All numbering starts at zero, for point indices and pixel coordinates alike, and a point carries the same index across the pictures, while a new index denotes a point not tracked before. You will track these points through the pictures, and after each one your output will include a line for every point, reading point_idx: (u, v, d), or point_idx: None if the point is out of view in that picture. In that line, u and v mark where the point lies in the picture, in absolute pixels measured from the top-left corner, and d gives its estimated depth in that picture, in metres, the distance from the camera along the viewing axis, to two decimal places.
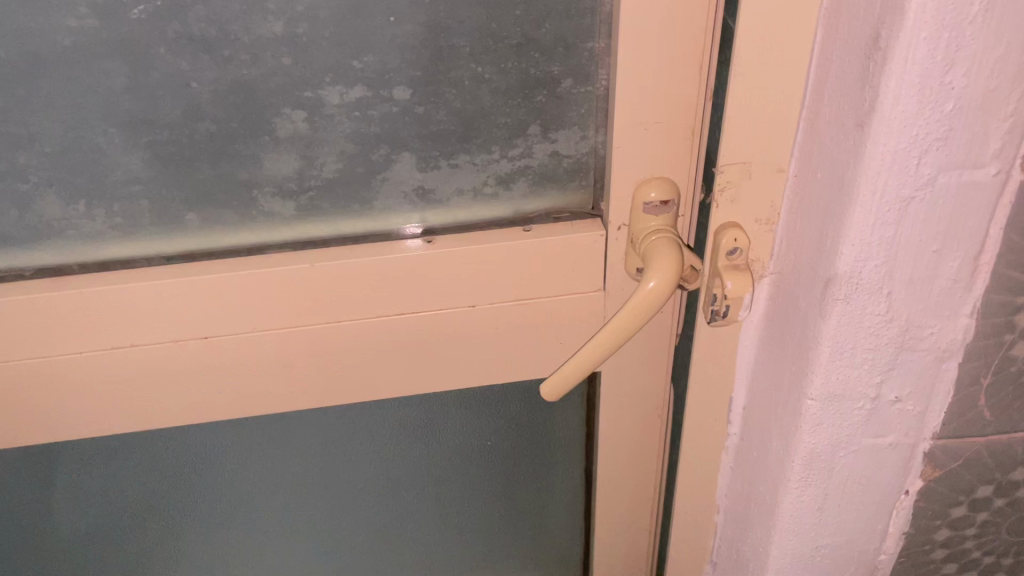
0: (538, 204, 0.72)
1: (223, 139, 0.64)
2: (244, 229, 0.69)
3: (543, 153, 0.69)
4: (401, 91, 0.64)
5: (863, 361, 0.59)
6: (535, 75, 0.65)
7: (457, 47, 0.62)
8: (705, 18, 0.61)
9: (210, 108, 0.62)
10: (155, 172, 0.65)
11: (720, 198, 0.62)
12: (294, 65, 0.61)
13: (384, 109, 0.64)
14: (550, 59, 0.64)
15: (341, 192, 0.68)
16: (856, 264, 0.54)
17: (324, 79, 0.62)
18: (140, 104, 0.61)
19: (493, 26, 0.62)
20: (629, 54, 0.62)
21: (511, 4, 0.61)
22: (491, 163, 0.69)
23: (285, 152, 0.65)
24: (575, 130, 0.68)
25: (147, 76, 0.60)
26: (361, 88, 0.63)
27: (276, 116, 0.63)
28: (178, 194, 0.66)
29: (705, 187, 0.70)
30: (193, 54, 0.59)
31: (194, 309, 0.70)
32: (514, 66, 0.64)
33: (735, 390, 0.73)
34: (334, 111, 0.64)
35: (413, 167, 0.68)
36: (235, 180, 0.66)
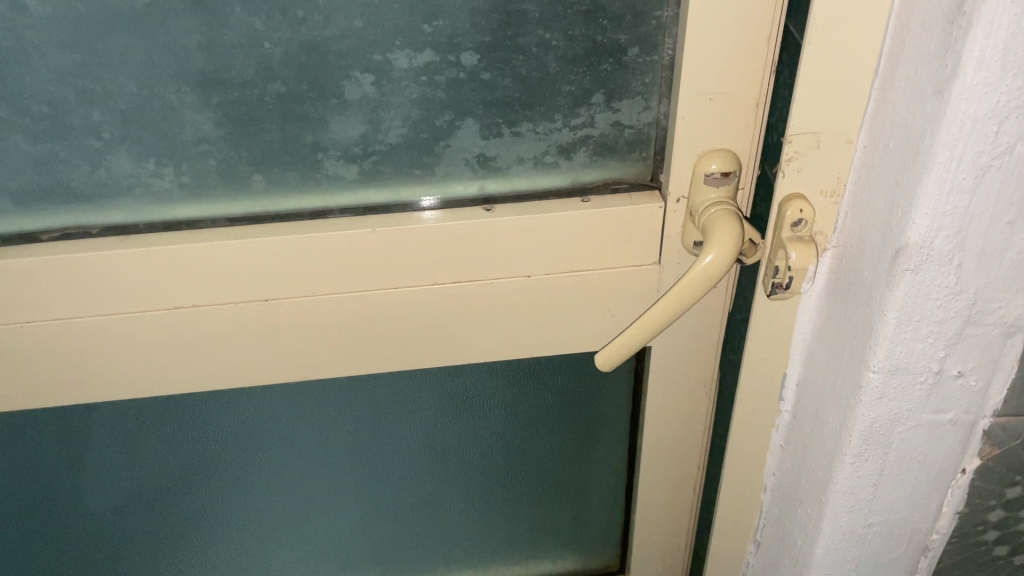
0: (596, 174, 0.73)
1: (291, 101, 0.65)
2: (308, 193, 0.70)
3: (605, 123, 0.69)
4: (468, 56, 0.64)
5: (928, 334, 0.59)
6: (602, 42, 0.65)
7: (525, 13, 0.63)
8: None
9: (281, 68, 0.63)
10: (224, 132, 0.65)
11: (787, 168, 0.62)
12: (365, 27, 0.62)
13: (451, 75, 0.65)
14: (618, 27, 0.64)
15: (404, 157, 0.69)
16: (927, 234, 0.54)
17: (393, 42, 0.63)
18: (213, 63, 0.62)
19: None
20: (699, 23, 0.62)
21: None
22: (554, 132, 0.69)
23: (351, 116, 0.66)
24: (638, 100, 0.68)
25: (222, 35, 0.61)
26: (428, 53, 0.63)
27: (345, 79, 0.64)
28: (245, 155, 0.67)
29: (766, 161, 0.70)
30: (267, 14, 0.60)
31: (255, 271, 0.71)
32: (581, 33, 0.64)
33: (789, 366, 0.73)
34: (402, 76, 0.64)
35: (476, 134, 0.69)
36: (302, 143, 0.67)
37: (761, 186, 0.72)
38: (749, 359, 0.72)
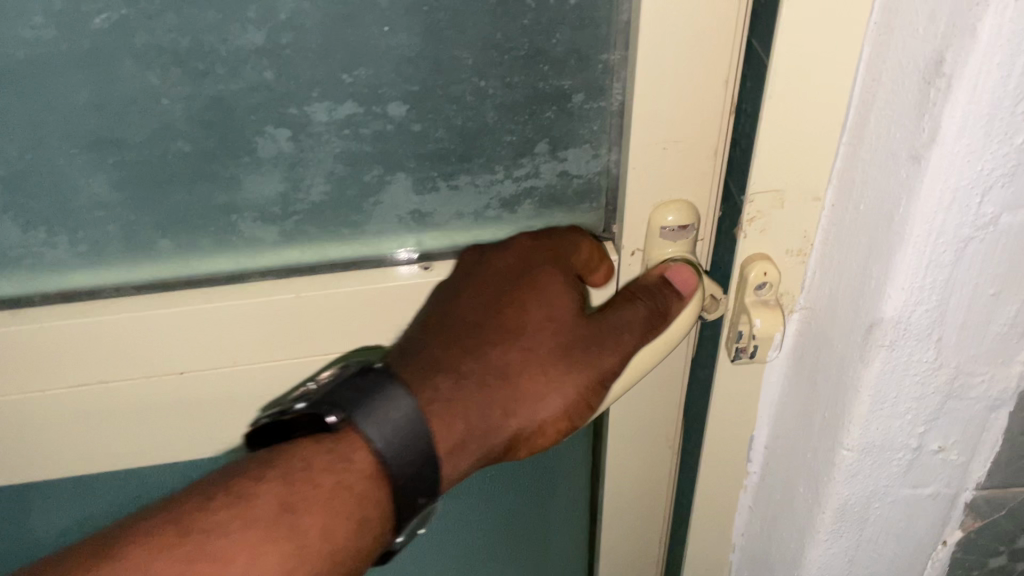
0: (544, 226, 0.67)
1: (198, 160, 0.58)
2: (223, 256, 0.63)
3: (550, 173, 0.63)
4: (396, 107, 0.58)
5: (905, 411, 0.54)
6: (544, 89, 0.59)
7: (458, 59, 0.56)
8: (735, 30, 0.55)
9: (183, 125, 0.56)
10: (123, 196, 0.58)
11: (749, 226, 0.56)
12: (277, 79, 0.55)
13: (377, 127, 0.58)
14: (561, 72, 0.58)
15: (329, 216, 0.62)
16: (904, 309, 0.48)
17: (310, 95, 0.56)
18: (106, 122, 0.55)
19: (498, 36, 0.56)
20: (651, 68, 0.56)
21: (518, 13, 0.55)
22: (495, 185, 0.63)
23: (267, 174, 0.59)
24: (586, 148, 0.62)
25: (113, 91, 0.53)
26: (351, 104, 0.57)
27: (258, 135, 0.57)
28: (149, 219, 0.60)
29: (726, 210, 0.64)
30: (163, 67, 0.53)
31: (167, 344, 0.63)
32: (521, 79, 0.58)
33: (756, 428, 0.68)
34: (322, 129, 0.58)
35: (408, 189, 0.62)
36: (214, 204, 0.60)
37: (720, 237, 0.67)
38: (713, 424, 0.66)
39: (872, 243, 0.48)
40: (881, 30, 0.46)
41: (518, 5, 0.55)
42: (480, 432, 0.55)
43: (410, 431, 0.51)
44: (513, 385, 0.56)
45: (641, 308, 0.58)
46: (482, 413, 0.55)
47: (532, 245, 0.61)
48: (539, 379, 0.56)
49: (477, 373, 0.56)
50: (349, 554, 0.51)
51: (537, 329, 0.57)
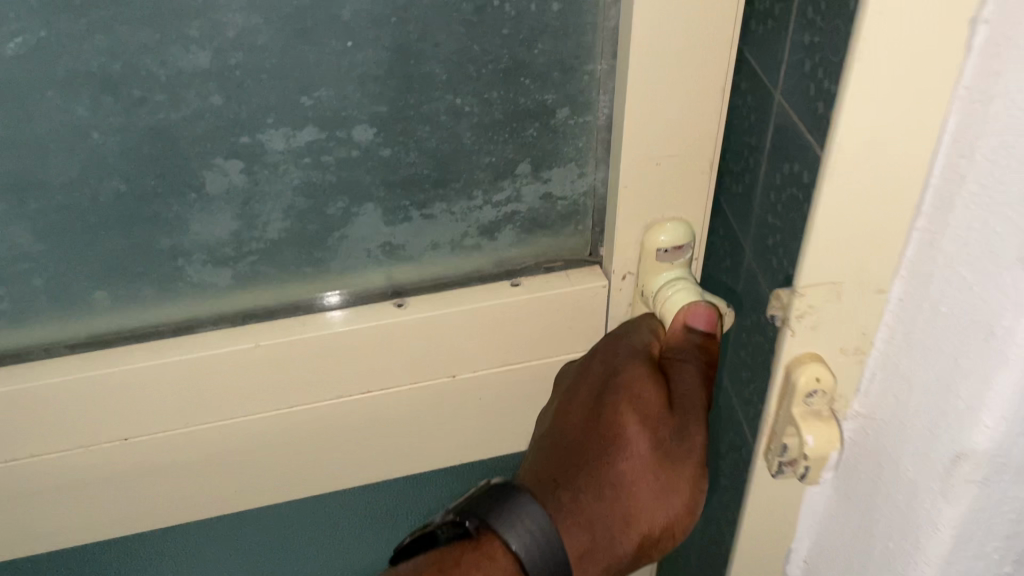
0: (526, 253, 0.61)
1: (137, 201, 0.50)
2: (169, 306, 0.56)
3: (533, 196, 0.58)
4: (362, 131, 0.51)
5: (994, 553, 0.42)
6: (526, 105, 0.53)
7: (430, 76, 0.50)
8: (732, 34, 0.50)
9: (119, 161, 0.48)
10: (49, 245, 0.50)
11: (774, 350, 0.50)
12: (225, 105, 0.48)
13: (342, 154, 0.52)
14: (544, 86, 0.53)
15: (289, 255, 0.56)
16: (1000, 445, 0.36)
17: (265, 121, 0.49)
18: (25, 163, 0.47)
19: (475, 49, 0.50)
20: (645, 77, 0.51)
21: (496, 22, 0.49)
22: (472, 211, 0.57)
23: (218, 212, 0.52)
24: (570, 167, 0.57)
25: (33, 126, 0.46)
26: (312, 130, 0.50)
27: (205, 169, 0.50)
28: (81, 270, 0.52)
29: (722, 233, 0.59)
30: (91, 96, 0.46)
31: (107, 409, 0.56)
32: (500, 95, 0.52)
33: (795, 542, 0.56)
34: (279, 159, 0.51)
35: (378, 221, 0.56)
36: (156, 249, 0.53)
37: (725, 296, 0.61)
38: (737, 491, 0.60)
39: (981, 405, 0.36)
40: (959, 148, 0.36)
41: (496, 13, 0.49)
42: (592, 524, 0.51)
43: (548, 542, 0.48)
44: (624, 491, 0.52)
45: (694, 342, 0.55)
46: (604, 522, 0.51)
47: (604, 351, 0.59)
48: (652, 490, 0.52)
49: (588, 480, 0.52)
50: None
51: (636, 432, 0.53)
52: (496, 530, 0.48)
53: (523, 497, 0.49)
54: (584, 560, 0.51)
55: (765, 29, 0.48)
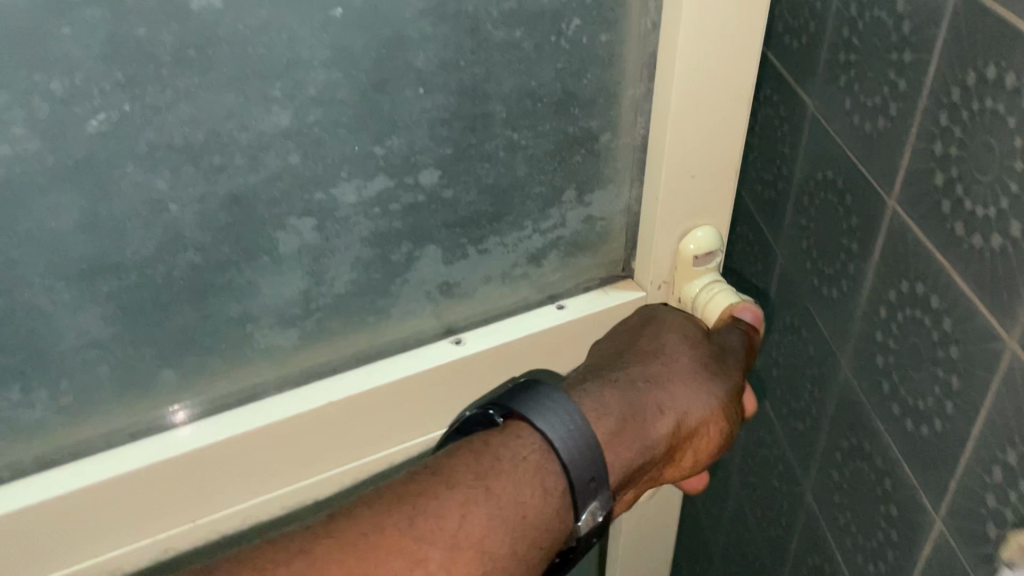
0: (566, 275, 0.63)
1: (210, 271, 0.48)
2: (234, 374, 0.54)
3: (575, 220, 0.60)
4: (427, 175, 0.52)
5: None
6: (573, 134, 0.55)
7: (492, 114, 0.52)
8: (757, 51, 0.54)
9: (195, 232, 0.47)
10: (118, 329, 0.48)
11: (894, 492, 0.55)
12: (303, 163, 0.47)
13: (408, 200, 0.52)
14: (589, 113, 0.55)
15: (353, 306, 0.55)
16: None
17: (339, 175, 0.49)
18: (100, 244, 0.44)
19: (533, 84, 0.52)
20: (684, 102, 0.54)
21: (552, 57, 0.51)
22: (522, 241, 0.59)
23: (289, 272, 0.51)
24: (608, 187, 0.60)
25: (111, 205, 0.43)
26: (382, 179, 0.50)
27: (279, 229, 0.49)
28: (149, 350, 0.49)
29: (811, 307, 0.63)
30: (172, 168, 0.44)
31: (178, 489, 0.53)
32: (552, 126, 0.54)
33: None
34: (350, 212, 0.51)
35: (437, 262, 0.56)
36: (226, 318, 0.51)
37: (812, 366, 0.65)
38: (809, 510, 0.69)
39: None
40: None
41: (552, 48, 0.51)
42: (637, 424, 0.53)
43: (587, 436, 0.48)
44: (659, 388, 0.55)
45: (740, 326, 0.60)
46: (631, 406, 0.53)
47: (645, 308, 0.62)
48: (683, 384, 0.56)
49: (620, 373, 0.55)
50: (536, 533, 0.48)
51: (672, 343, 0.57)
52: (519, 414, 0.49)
53: (544, 386, 0.50)
54: (615, 442, 0.52)
55: (867, 108, 0.51)
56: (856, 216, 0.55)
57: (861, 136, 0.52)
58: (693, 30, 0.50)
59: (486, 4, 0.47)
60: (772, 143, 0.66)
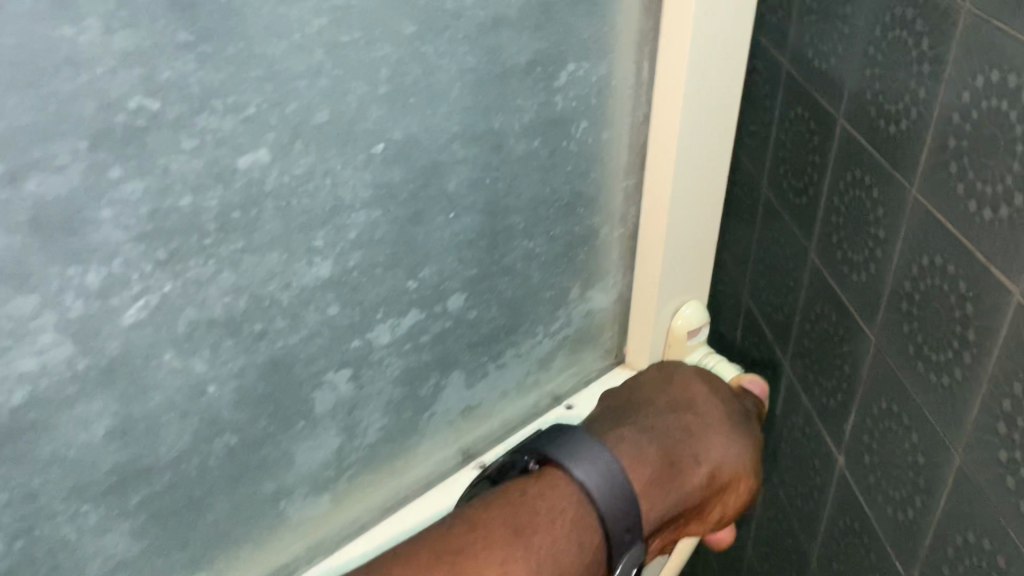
0: (567, 371, 0.61)
1: (245, 451, 0.42)
2: (265, 554, 0.47)
3: (578, 315, 0.59)
4: (455, 299, 0.48)
5: None
6: (579, 232, 0.54)
7: (512, 226, 0.49)
8: None
9: (232, 413, 0.40)
10: (148, 540, 0.40)
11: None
12: (341, 312, 0.42)
13: (437, 329, 0.48)
14: (591, 210, 0.54)
15: (383, 451, 0.50)
16: None
17: (375, 316, 0.44)
18: (131, 451, 0.37)
19: (547, 190, 0.50)
20: (677, 182, 0.53)
21: (563, 160, 0.50)
22: (534, 347, 0.56)
23: (323, 431, 0.45)
24: (604, 280, 0.59)
25: (145, 402, 0.37)
26: (413, 313, 0.46)
27: (317, 388, 0.44)
28: (179, 553, 0.42)
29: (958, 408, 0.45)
30: (212, 346, 0.38)
31: None
32: (561, 229, 0.53)
33: None
34: (383, 354, 0.46)
35: (461, 386, 0.52)
36: (260, 498, 0.44)
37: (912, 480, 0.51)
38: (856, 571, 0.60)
39: None
40: None
41: (563, 152, 0.50)
42: (672, 468, 0.51)
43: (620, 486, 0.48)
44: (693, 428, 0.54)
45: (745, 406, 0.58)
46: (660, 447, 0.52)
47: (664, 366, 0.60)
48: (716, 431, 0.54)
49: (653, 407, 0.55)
50: None
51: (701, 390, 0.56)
52: (556, 459, 0.48)
53: (577, 431, 0.49)
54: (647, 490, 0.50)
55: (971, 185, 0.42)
56: (962, 303, 0.44)
57: (945, 196, 0.44)
58: (688, 113, 0.50)
59: (511, 118, 0.45)
60: (860, 225, 0.52)
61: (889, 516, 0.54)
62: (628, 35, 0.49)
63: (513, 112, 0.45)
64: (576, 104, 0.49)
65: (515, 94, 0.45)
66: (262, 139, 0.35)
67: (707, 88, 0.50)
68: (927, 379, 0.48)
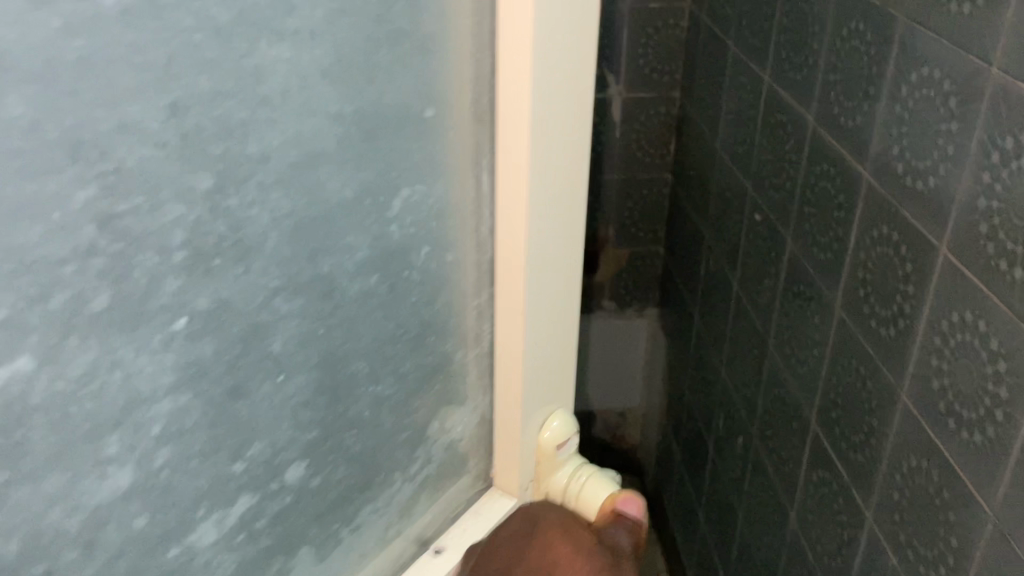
0: (433, 516, 0.54)
1: None
2: None
3: (438, 450, 0.53)
4: (293, 472, 0.41)
5: None
6: (428, 362, 0.49)
7: (355, 373, 0.43)
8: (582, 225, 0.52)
9: None
10: None
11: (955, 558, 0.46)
12: (151, 522, 0.35)
13: (274, 509, 0.41)
14: (440, 335, 0.49)
15: None
16: None
17: (196, 514, 0.37)
18: None
19: (390, 325, 0.45)
20: (539, 281, 0.48)
21: (404, 291, 0.45)
22: (393, 496, 0.50)
23: None
24: (461, 404, 0.54)
25: None
26: (244, 500, 0.39)
27: None
28: None
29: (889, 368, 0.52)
30: None
31: None
32: (410, 365, 0.47)
33: None
34: (208, 556, 0.38)
35: (311, 564, 0.45)
36: None
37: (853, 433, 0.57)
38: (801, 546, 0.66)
39: None
40: None
41: (405, 283, 0.45)
42: None
43: None
44: None
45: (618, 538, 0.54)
46: None
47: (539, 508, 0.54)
48: None
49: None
50: None
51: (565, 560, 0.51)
52: None
53: None
54: None
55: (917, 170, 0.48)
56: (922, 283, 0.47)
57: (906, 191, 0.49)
58: (544, 210, 0.46)
59: (340, 260, 0.40)
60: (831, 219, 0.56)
61: (894, 520, 0.52)
62: (462, 145, 0.44)
63: (345, 249, 0.40)
64: (413, 232, 0.44)
65: (343, 234, 0.39)
66: (21, 345, 0.27)
67: (551, 184, 0.46)
68: (894, 335, 0.52)
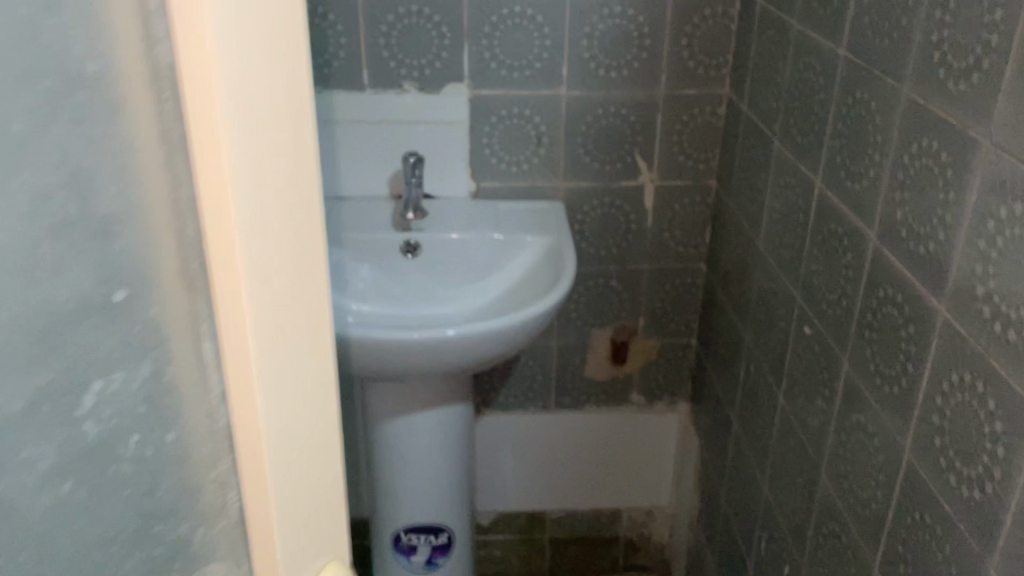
0: None
1: None
2: None
3: None
4: None
5: None
6: (161, 550, 0.45)
7: None
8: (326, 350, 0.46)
9: None
10: None
11: None
12: None
13: None
14: (173, 519, 0.45)
15: None
16: None
17: None
18: None
19: (97, 528, 0.41)
20: (281, 405, 0.43)
21: (116, 486, 0.41)
22: None
23: None
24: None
25: None
26: None
27: None
28: None
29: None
30: None
31: None
32: (138, 557, 0.43)
33: None
34: None
35: None
36: None
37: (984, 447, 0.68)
38: None
39: None
40: None
41: (113, 477, 0.41)
42: None
43: None
44: None
45: None
46: None
47: None
48: None
49: None
50: None
51: None
52: None
53: None
54: None
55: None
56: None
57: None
58: (274, 332, 0.41)
59: (13, 477, 0.37)
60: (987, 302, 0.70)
61: None
62: (170, 274, 0.40)
63: (21, 467, 0.37)
64: (116, 422, 0.40)
65: (18, 435, 0.36)
66: None
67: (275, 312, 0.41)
68: None
